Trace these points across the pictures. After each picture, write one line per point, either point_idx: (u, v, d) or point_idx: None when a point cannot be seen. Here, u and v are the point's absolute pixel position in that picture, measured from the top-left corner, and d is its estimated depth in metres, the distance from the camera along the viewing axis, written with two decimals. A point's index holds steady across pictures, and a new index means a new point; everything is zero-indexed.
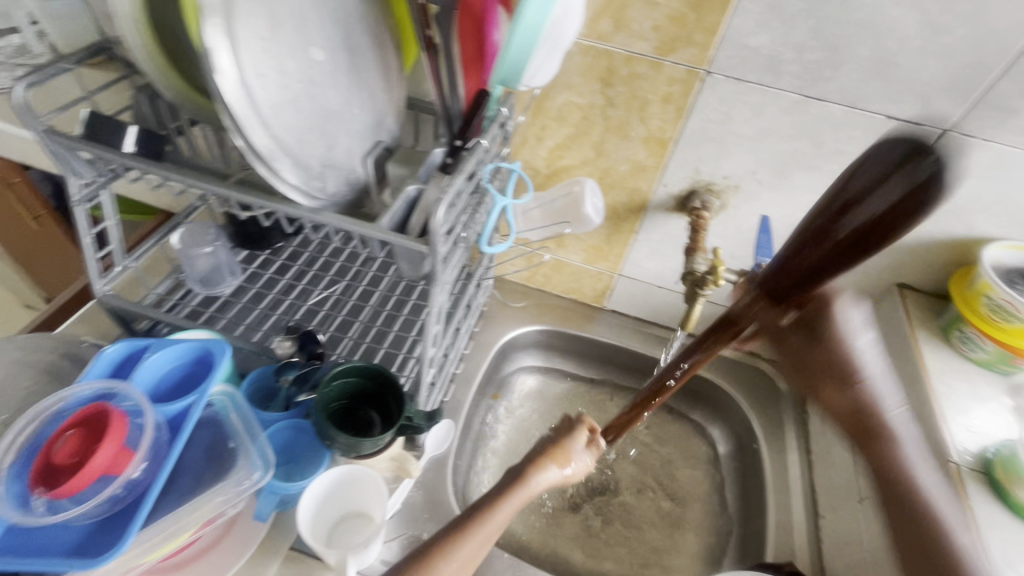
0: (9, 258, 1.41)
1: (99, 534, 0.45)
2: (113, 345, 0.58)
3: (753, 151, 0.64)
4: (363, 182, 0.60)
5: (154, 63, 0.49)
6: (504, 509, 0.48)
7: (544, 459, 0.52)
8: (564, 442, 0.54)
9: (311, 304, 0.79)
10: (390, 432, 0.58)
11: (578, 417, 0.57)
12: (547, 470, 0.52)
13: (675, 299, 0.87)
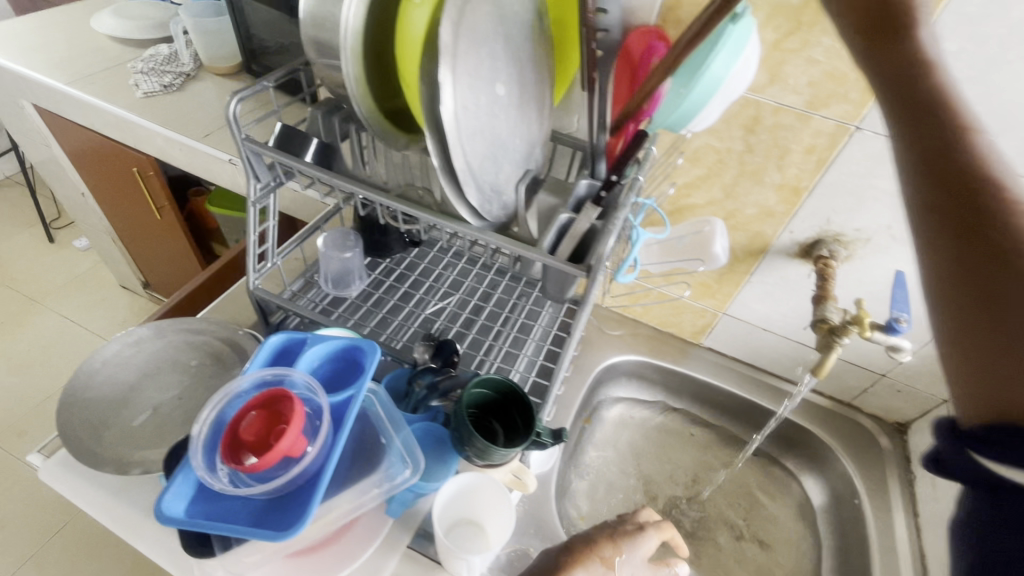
0: (137, 239, 1.64)
1: (275, 510, 0.49)
2: (275, 335, 0.63)
3: (893, 207, 0.65)
4: (513, 206, 0.64)
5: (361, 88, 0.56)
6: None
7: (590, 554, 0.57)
8: (618, 543, 0.59)
9: (428, 313, 0.84)
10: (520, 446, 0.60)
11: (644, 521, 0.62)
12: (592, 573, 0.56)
13: (778, 343, 0.88)
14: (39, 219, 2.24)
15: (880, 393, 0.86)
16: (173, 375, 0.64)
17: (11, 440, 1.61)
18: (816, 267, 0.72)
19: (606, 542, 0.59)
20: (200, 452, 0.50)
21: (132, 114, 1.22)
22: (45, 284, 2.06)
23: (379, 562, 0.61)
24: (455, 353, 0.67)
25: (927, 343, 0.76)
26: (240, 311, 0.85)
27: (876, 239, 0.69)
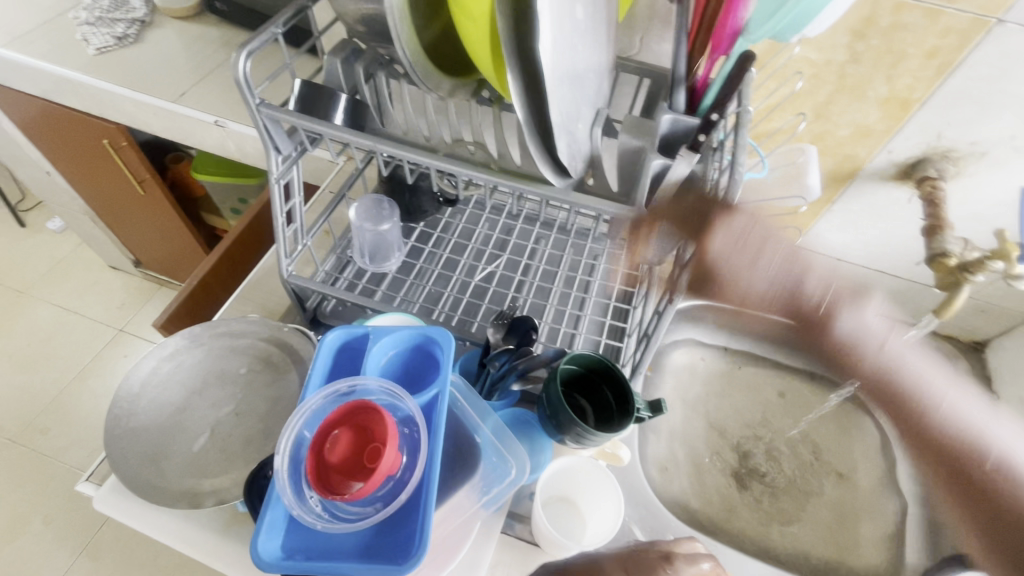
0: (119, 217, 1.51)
1: (384, 535, 0.44)
2: (331, 332, 0.55)
3: (1020, 112, 0.56)
4: (589, 156, 0.54)
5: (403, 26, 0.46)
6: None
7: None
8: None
9: (479, 280, 0.76)
10: (624, 426, 0.54)
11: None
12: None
13: (853, 272, 0.81)
14: (3, 202, 2.05)
15: (960, 314, 0.81)
16: (223, 387, 0.57)
17: (37, 438, 1.57)
18: (920, 190, 0.64)
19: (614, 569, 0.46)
20: (289, 484, 0.44)
21: (90, 78, 1.05)
22: (28, 273, 1.93)
23: (475, 555, 0.56)
24: (532, 328, 0.61)
25: None
26: (270, 299, 0.77)
27: (994, 153, 0.60)
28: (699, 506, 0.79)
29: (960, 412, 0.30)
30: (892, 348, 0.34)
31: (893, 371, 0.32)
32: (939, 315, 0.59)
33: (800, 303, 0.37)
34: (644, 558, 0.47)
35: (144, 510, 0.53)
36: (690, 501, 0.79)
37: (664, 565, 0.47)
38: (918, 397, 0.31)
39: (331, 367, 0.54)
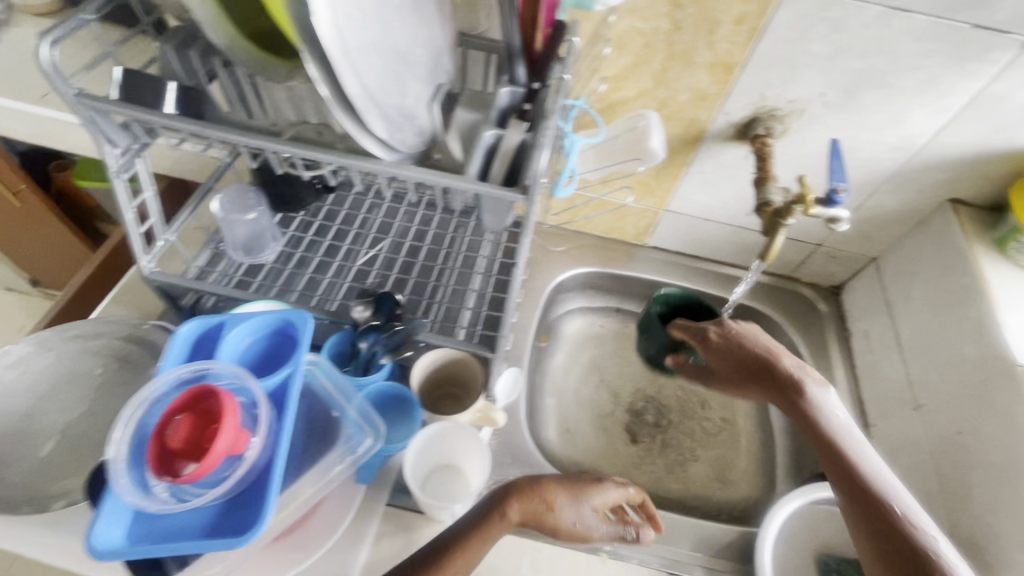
0: None
1: (231, 514, 0.45)
2: (185, 324, 0.54)
3: (822, 71, 0.62)
4: (431, 131, 0.56)
5: None
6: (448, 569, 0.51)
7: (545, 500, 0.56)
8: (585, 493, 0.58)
9: (361, 264, 0.77)
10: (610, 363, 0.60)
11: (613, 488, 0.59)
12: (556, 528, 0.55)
13: (720, 231, 0.87)
14: None
15: (816, 261, 0.89)
16: (75, 389, 0.55)
17: None
18: (754, 147, 0.70)
19: (556, 487, 0.57)
20: (126, 474, 0.44)
21: None
22: None
23: (360, 528, 0.60)
24: (396, 304, 0.61)
25: (859, 207, 0.77)
26: (143, 300, 0.75)
27: (810, 109, 0.66)
28: (594, 462, 0.83)
29: (872, 462, 0.57)
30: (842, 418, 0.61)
31: (826, 417, 0.60)
32: (762, 259, 0.63)
33: (780, 377, 0.64)
34: (582, 483, 0.58)
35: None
36: (585, 458, 0.83)
37: (596, 488, 0.58)
38: (842, 440, 0.58)
39: (186, 358, 0.54)
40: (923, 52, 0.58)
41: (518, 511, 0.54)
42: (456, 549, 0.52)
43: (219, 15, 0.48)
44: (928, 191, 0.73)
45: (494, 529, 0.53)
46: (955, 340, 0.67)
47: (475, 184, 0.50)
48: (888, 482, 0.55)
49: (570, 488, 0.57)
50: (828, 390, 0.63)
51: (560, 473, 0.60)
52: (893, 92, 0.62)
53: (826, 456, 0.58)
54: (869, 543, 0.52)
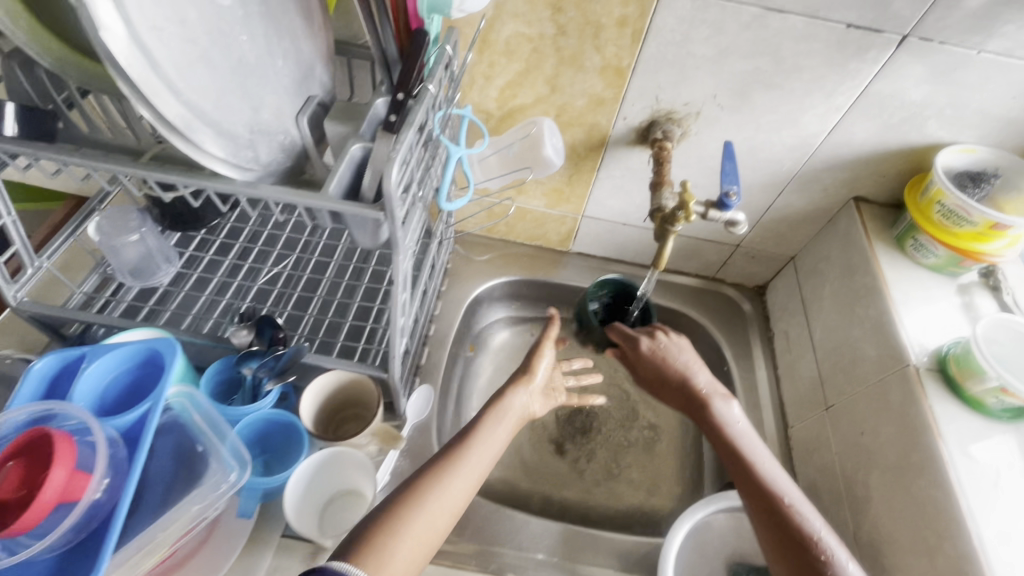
0: None
1: (69, 564, 0.42)
2: (40, 358, 0.51)
3: (711, 73, 0.61)
4: (300, 146, 0.53)
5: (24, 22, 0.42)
6: (475, 453, 0.58)
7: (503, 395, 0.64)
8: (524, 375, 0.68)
9: (263, 283, 0.74)
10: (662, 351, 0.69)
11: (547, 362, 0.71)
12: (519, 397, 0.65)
13: (639, 235, 0.87)
14: None
15: (738, 262, 0.88)
16: None
17: None
18: (654, 151, 0.69)
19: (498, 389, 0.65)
20: None
21: None
22: None
23: (251, 561, 0.57)
24: (278, 328, 0.60)
25: (769, 208, 0.77)
26: (24, 330, 0.70)
27: (705, 111, 0.65)
28: (518, 476, 0.80)
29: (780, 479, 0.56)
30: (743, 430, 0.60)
31: (737, 435, 0.59)
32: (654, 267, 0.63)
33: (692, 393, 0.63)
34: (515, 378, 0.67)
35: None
36: (509, 473, 0.80)
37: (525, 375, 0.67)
38: (750, 455, 0.58)
39: (40, 395, 0.51)
40: (805, 52, 0.57)
41: (512, 396, 0.64)
42: (471, 440, 0.59)
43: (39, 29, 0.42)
44: (831, 190, 0.73)
45: (496, 411, 0.62)
46: (859, 339, 0.67)
47: (335, 202, 0.48)
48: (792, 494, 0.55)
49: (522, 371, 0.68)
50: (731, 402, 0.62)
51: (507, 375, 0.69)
52: (783, 93, 0.62)
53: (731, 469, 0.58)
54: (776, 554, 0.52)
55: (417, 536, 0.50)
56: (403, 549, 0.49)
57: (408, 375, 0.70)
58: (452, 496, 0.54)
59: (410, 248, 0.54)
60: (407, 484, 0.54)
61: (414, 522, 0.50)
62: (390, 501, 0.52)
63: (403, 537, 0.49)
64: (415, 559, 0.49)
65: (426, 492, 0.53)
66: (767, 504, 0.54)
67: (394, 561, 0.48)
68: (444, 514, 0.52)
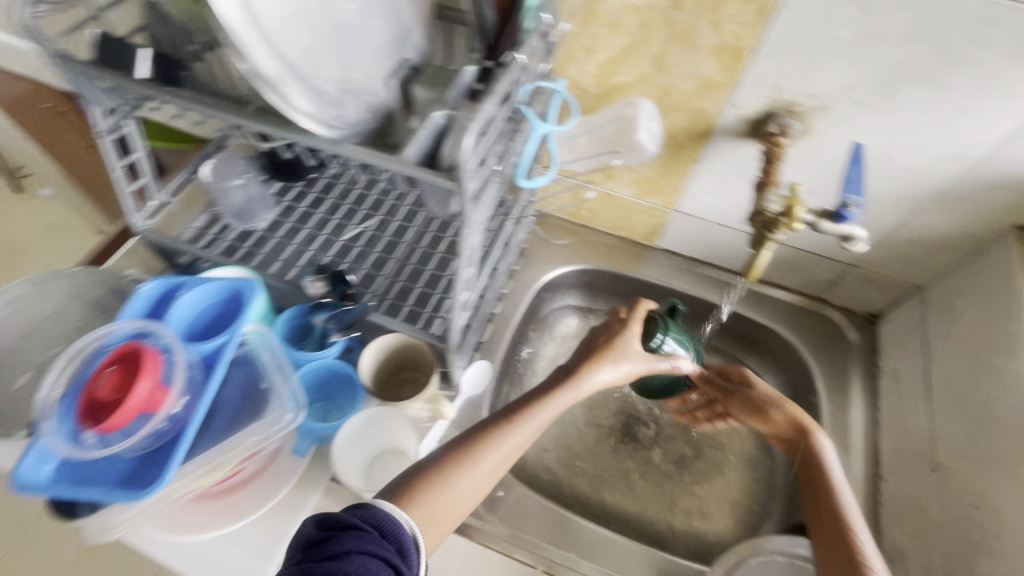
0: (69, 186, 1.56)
1: (144, 466, 0.47)
2: (148, 282, 0.57)
3: (850, 61, 0.52)
4: (387, 108, 0.53)
5: None
6: (528, 424, 0.56)
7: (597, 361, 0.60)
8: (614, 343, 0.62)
9: (345, 240, 0.76)
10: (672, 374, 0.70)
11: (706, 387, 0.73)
12: (598, 374, 0.59)
13: (735, 239, 0.79)
14: None
15: (850, 283, 0.77)
16: (54, 330, 0.61)
17: None
18: (765, 147, 0.61)
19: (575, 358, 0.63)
20: (55, 418, 0.47)
21: None
22: (19, 237, 1.95)
23: (300, 498, 0.60)
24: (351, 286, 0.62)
25: (900, 225, 0.66)
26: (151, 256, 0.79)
27: (836, 106, 0.56)
28: (563, 469, 0.78)
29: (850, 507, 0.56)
30: (835, 470, 0.59)
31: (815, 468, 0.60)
32: (749, 275, 0.61)
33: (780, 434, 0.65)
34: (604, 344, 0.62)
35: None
36: (555, 465, 0.78)
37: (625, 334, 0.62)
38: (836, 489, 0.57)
39: (145, 314, 0.57)
40: (980, 42, 0.47)
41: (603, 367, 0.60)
42: (533, 408, 0.57)
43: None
44: (987, 213, 0.60)
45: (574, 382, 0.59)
46: (992, 398, 0.56)
47: (410, 167, 0.47)
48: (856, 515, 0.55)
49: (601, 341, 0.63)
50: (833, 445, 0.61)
51: (578, 349, 0.64)
52: (940, 91, 0.51)
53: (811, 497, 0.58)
54: (828, 553, 0.53)
55: (462, 491, 0.51)
56: (449, 498, 0.51)
57: (468, 348, 0.71)
58: (501, 457, 0.54)
59: (480, 222, 0.53)
60: (462, 442, 0.55)
61: (462, 479, 0.52)
62: (443, 453, 0.54)
63: (451, 488, 0.51)
64: (456, 511, 0.51)
65: (476, 450, 0.54)
66: (839, 537, 0.53)
67: (441, 510, 0.50)
68: (487, 476, 0.53)
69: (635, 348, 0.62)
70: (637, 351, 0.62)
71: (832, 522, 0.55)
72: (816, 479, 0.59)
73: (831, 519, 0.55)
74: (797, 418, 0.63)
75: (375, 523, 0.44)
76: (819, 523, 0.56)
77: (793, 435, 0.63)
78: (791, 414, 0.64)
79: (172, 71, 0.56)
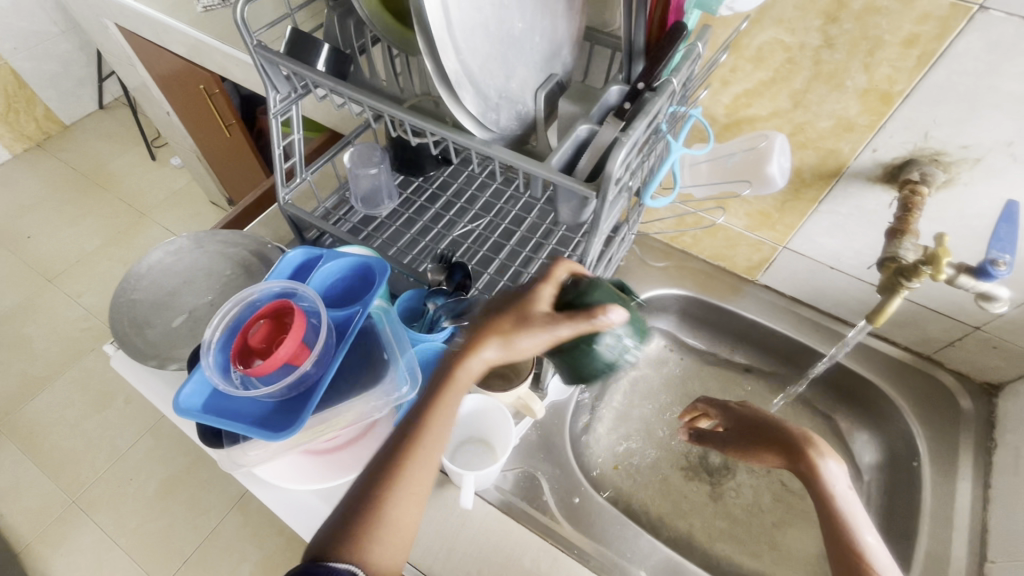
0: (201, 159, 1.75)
1: (279, 413, 0.52)
2: (293, 249, 0.63)
3: (1014, 115, 0.50)
4: (532, 117, 0.57)
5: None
6: (443, 414, 0.50)
7: (482, 340, 0.48)
8: (522, 303, 0.49)
9: (456, 235, 0.80)
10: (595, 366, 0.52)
11: (708, 411, 0.73)
12: (480, 353, 0.48)
13: (846, 284, 0.76)
14: (142, 136, 2.34)
15: (970, 347, 0.72)
16: (207, 281, 0.69)
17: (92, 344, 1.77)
18: (901, 195, 0.59)
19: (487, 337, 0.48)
20: (213, 352, 0.53)
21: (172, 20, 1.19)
22: (148, 198, 2.19)
23: None
24: (467, 276, 0.67)
25: None
26: (283, 227, 0.88)
27: (989, 159, 0.54)
28: (635, 489, 0.78)
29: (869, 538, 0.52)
30: (842, 490, 0.55)
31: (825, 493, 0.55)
32: (872, 321, 0.59)
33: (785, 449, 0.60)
34: (514, 312, 0.49)
35: (143, 371, 0.65)
36: (628, 483, 0.78)
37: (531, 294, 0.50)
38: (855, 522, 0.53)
39: (286, 277, 0.63)
40: None
41: (489, 344, 0.48)
42: (433, 405, 0.49)
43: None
44: None
45: (456, 377, 0.49)
46: None
47: (554, 173, 0.49)
48: (872, 535, 0.52)
49: (517, 315, 0.48)
50: (841, 462, 0.57)
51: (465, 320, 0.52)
52: None
53: (826, 528, 0.54)
54: None
55: (399, 514, 0.47)
56: (382, 542, 0.46)
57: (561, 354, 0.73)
58: (422, 477, 0.48)
59: (605, 233, 0.55)
60: (378, 476, 0.48)
61: (393, 508, 0.47)
62: (362, 492, 0.48)
63: (382, 529, 0.46)
64: (405, 527, 0.48)
65: (399, 475, 0.48)
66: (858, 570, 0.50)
67: (376, 558, 0.46)
68: (419, 491, 0.48)
69: (537, 312, 0.49)
70: (541, 315, 0.48)
71: (852, 565, 0.50)
72: (822, 496, 0.55)
73: (847, 549, 0.51)
74: (798, 433, 0.59)
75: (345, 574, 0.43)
76: (835, 555, 0.52)
77: (792, 454, 0.58)
78: (800, 433, 0.59)
79: (344, 66, 0.63)
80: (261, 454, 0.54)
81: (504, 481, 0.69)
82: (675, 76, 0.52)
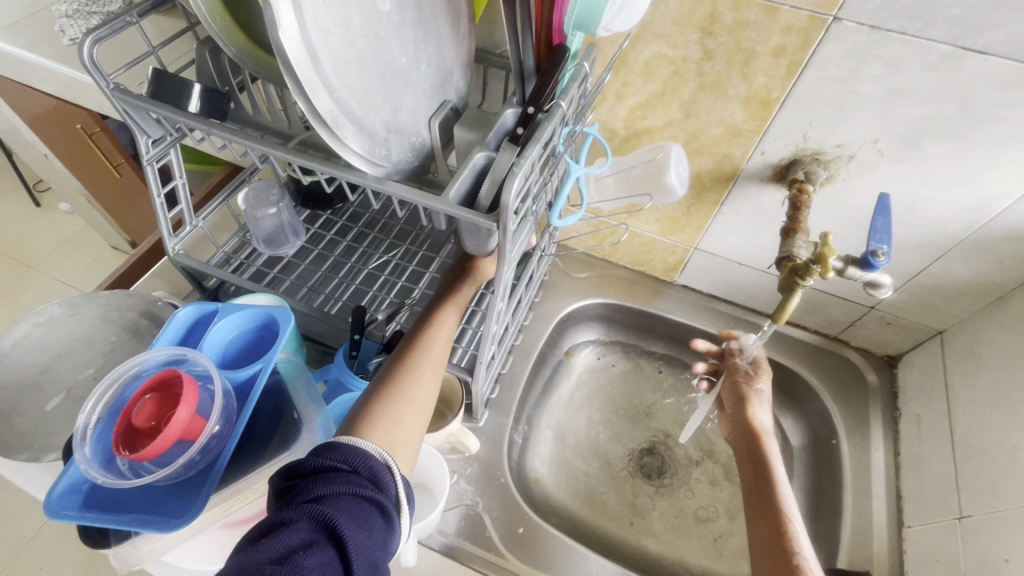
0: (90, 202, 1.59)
1: (177, 497, 0.47)
2: (183, 307, 0.57)
3: (878, 115, 0.54)
4: (428, 147, 0.55)
5: (220, 24, 0.49)
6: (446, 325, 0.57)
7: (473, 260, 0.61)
8: None
9: (371, 268, 0.77)
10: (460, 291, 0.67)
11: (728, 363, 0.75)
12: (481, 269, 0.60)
13: (755, 278, 0.80)
14: (20, 181, 2.10)
15: (869, 325, 0.78)
16: (88, 351, 0.62)
17: None
18: (790, 193, 0.62)
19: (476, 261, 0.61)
20: (89, 444, 0.47)
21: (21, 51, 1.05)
22: (36, 249, 1.96)
23: None
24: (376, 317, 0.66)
25: (922, 271, 0.67)
26: (178, 277, 0.81)
27: (862, 156, 0.58)
28: (581, 505, 0.77)
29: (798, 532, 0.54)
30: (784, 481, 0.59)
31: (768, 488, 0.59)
32: (775, 319, 0.61)
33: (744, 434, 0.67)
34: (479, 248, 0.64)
35: (15, 464, 0.57)
36: (572, 499, 0.78)
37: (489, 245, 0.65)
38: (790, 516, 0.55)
39: (177, 340, 0.57)
40: (1002, 103, 0.48)
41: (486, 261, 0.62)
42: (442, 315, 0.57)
43: (229, 25, 0.50)
44: (1009, 264, 0.61)
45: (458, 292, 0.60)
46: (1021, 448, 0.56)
47: (454, 207, 0.47)
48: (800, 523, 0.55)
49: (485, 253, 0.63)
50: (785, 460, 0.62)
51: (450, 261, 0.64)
52: (964, 146, 0.53)
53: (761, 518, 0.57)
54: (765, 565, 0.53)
55: (417, 394, 0.50)
56: (409, 410, 0.48)
57: (490, 382, 0.71)
58: (435, 364, 0.53)
59: (516, 259, 0.53)
60: (403, 358, 0.53)
61: (417, 388, 0.50)
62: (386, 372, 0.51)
63: (405, 403, 0.48)
64: (421, 411, 0.49)
65: (418, 361, 0.52)
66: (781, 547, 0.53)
67: (403, 424, 0.47)
68: (434, 381, 0.52)
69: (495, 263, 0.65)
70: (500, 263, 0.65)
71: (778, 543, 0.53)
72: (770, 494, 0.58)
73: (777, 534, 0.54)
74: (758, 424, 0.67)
75: (371, 477, 0.41)
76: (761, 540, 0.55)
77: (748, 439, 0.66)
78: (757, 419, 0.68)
79: (220, 104, 0.58)
80: (160, 546, 0.49)
81: (446, 522, 0.66)
82: (562, 97, 0.52)
